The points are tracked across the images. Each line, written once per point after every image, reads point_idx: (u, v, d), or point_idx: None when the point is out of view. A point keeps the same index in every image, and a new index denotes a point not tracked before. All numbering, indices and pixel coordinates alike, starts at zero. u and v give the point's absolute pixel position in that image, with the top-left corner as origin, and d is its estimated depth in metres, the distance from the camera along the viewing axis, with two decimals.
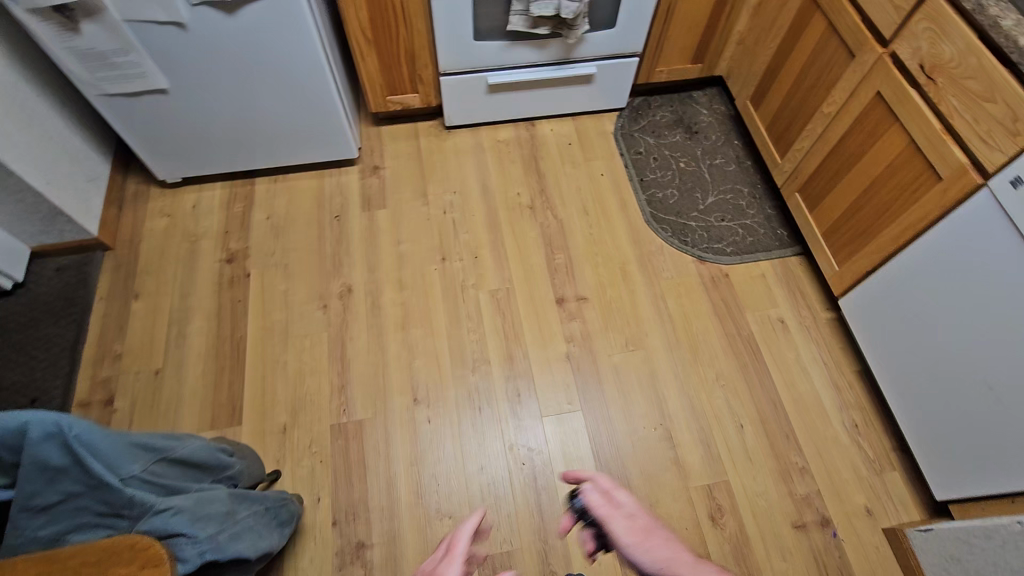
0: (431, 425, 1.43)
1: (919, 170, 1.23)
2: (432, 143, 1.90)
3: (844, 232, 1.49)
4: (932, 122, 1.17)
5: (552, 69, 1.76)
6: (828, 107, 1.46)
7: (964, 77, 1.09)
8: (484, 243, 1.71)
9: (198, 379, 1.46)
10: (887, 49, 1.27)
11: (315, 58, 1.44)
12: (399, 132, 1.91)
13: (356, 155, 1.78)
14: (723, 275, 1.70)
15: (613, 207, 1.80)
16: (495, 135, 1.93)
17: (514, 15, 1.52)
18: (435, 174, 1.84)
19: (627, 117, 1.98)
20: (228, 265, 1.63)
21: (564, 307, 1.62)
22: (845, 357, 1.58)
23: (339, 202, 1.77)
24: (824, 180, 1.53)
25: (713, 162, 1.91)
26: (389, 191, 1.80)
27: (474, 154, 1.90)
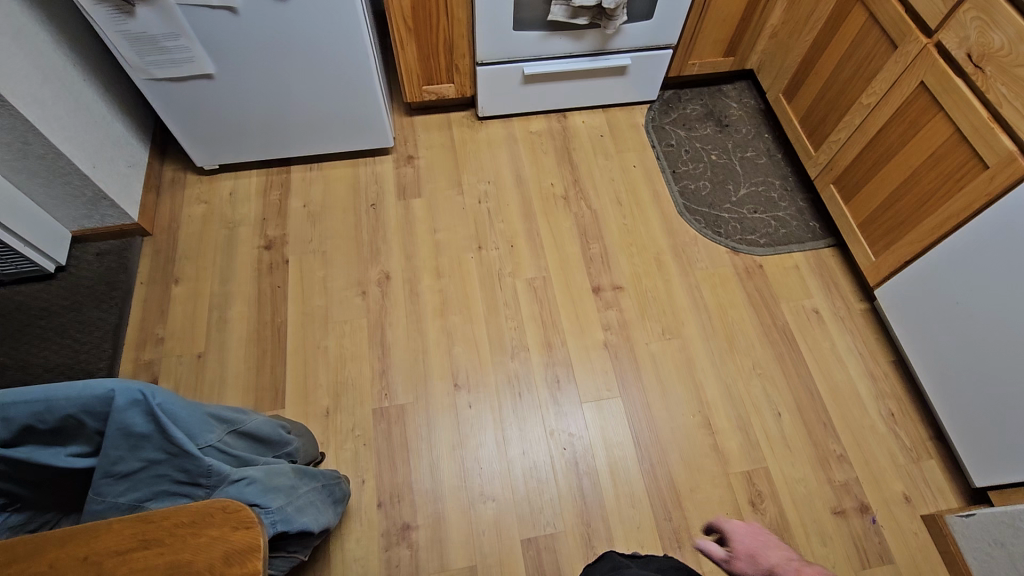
0: (472, 410, 1.44)
1: (964, 159, 1.24)
2: (465, 134, 1.92)
3: (882, 223, 1.50)
4: (979, 111, 1.19)
5: (588, 60, 1.77)
6: (866, 98, 1.48)
7: (1015, 65, 1.10)
8: (519, 232, 1.72)
9: (240, 363, 1.47)
10: (932, 40, 1.28)
11: (360, 45, 1.46)
12: (433, 122, 1.93)
13: (392, 143, 1.79)
14: (757, 265, 1.71)
15: (646, 198, 1.81)
16: (527, 127, 1.94)
17: (557, 5, 1.54)
18: (469, 164, 1.86)
19: (657, 110, 2.00)
20: (266, 252, 1.64)
21: (601, 296, 1.63)
22: (880, 347, 1.59)
23: (375, 190, 1.78)
24: (862, 171, 1.54)
25: (745, 154, 1.92)
26: (424, 181, 1.81)
27: (507, 145, 1.91)
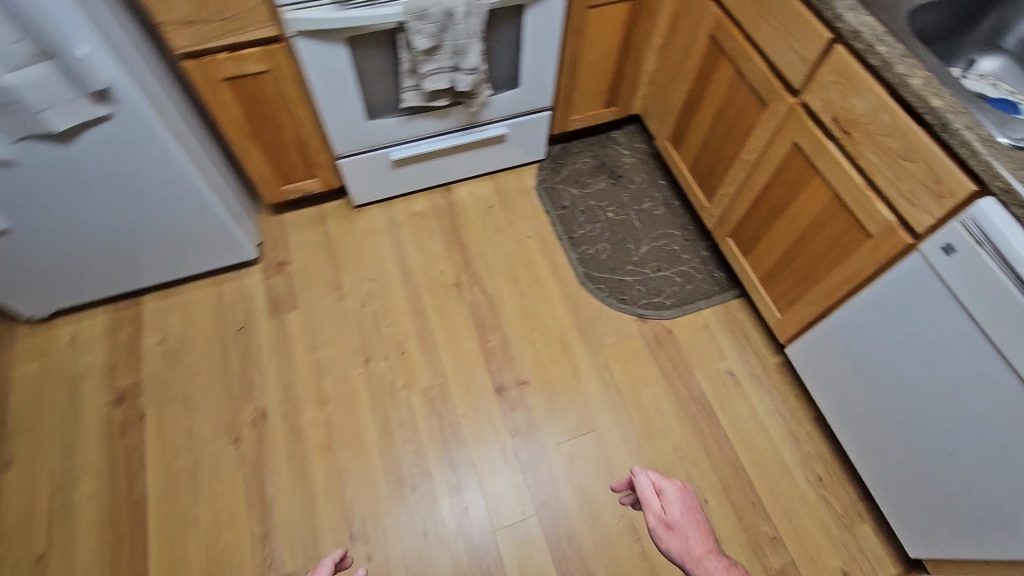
0: (372, 563, 1.28)
1: (847, 224, 1.15)
2: (341, 227, 1.74)
3: (781, 283, 1.41)
4: (854, 177, 1.10)
5: (459, 135, 1.63)
6: (747, 154, 1.39)
7: (881, 134, 1.01)
8: (410, 335, 1.57)
9: (91, 558, 1.27)
10: (798, 99, 1.20)
11: (183, 172, 1.26)
12: (304, 219, 1.75)
13: (255, 255, 1.60)
14: (667, 331, 1.61)
15: (544, 272, 1.69)
16: (410, 208, 1.79)
17: (406, 91, 1.39)
18: (348, 261, 1.69)
19: (547, 169, 1.88)
20: (118, 408, 1.43)
21: (505, 396, 1.49)
22: (801, 405, 1.51)
23: (242, 311, 1.59)
24: (754, 227, 1.45)
25: (643, 206, 1.82)
26: (298, 291, 1.63)
27: (389, 233, 1.75)
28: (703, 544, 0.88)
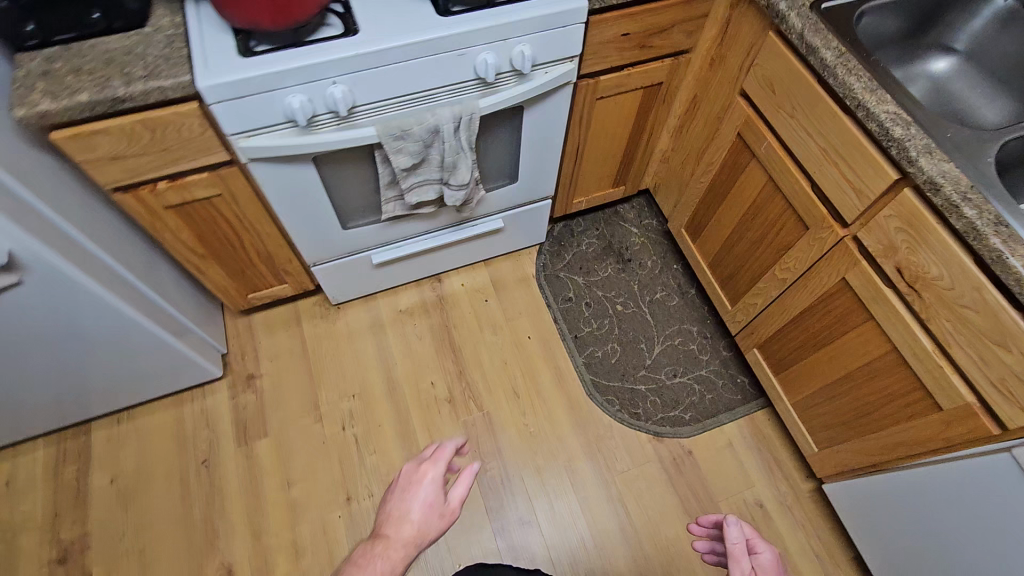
0: None
1: (910, 386, 0.98)
2: (319, 329, 1.56)
3: (819, 415, 1.24)
4: (922, 339, 0.92)
5: (450, 232, 1.43)
6: (781, 272, 1.21)
7: (962, 305, 0.83)
8: (398, 464, 1.39)
9: None
10: (849, 231, 1.01)
11: (126, 319, 1.07)
12: (276, 320, 1.56)
13: (219, 372, 1.42)
14: (686, 452, 1.43)
15: (547, 381, 1.51)
16: (395, 304, 1.60)
17: (388, 203, 1.19)
18: (327, 372, 1.50)
19: (548, 254, 1.69)
20: (60, 567, 1.25)
21: (505, 539, 1.32)
22: (837, 541, 1.35)
23: (206, 438, 1.41)
24: (787, 349, 1.28)
25: (655, 296, 1.64)
26: (270, 412, 1.45)
27: (372, 335, 1.56)
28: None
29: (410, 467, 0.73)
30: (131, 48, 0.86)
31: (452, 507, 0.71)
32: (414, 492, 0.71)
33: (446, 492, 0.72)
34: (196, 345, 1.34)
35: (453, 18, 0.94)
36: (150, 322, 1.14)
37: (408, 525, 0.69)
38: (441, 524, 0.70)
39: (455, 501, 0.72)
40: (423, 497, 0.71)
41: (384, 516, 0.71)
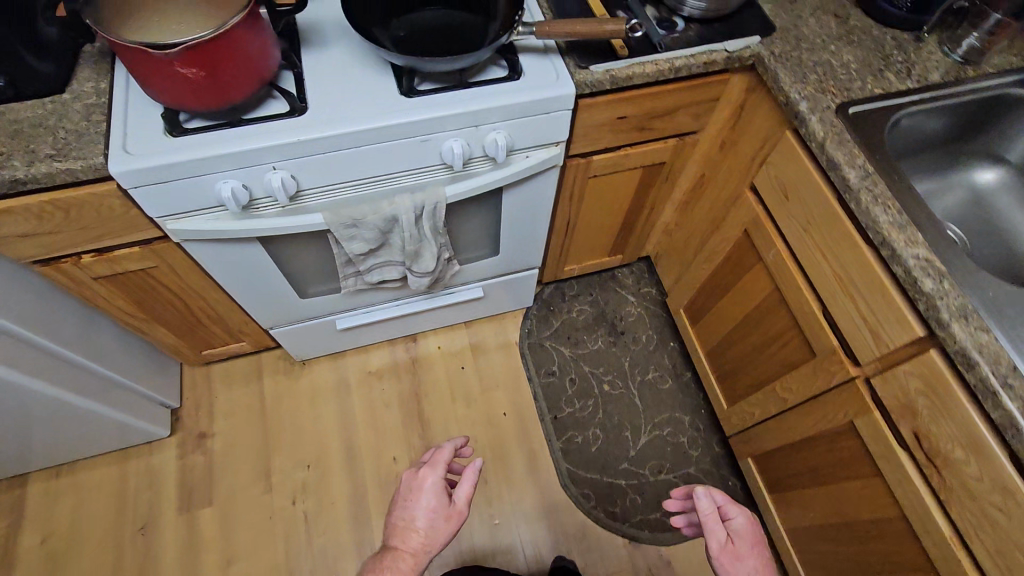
0: None
1: (918, 563, 0.84)
2: (281, 386, 1.46)
3: (813, 552, 1.10)
4: (938, 521, 0.78)
5: (423, 300, 1.32)
6: (781, 391, 1.06)
7: (993, 503, 0.69)
8: (347, 549, 1.29)
9: None
10: (862, 373, 0.86)
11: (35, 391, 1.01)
12: (236, 373, 1.46)
13: (163, 431, 1.34)
14: (664, 562, 1.30)
15: (519, 466, 1.39)
16: (365, 364, 1.49)
17: (347, 279, 1.08)
18: (284, 437, 1.40)
19: (535, 320, 1.56)
20: None
21: None
22: None
23: (147, 501, 1.32)
24: (782, 471, 1.13)
25: (647, 376, 1.50)
26: (219, 477, 1.35)
27: (337, 396, 1.46)
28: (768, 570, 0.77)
29: (409, 472, 0.81)
30: (43, 119, 0.76)
31: (457, 509, 0.79)
32: (417, 498, 0.78)
33: (448, 493, 0.80)
34: (125, 403, 1.22)
35: (418, 99, 0.81)
36: (48, 381, 1.02)
37: (415, 532, 0.77)
38: (447, 521, 0.78)
39: (460, 502, 0.79)
40: (426, 500, 0.78)
41: (392, 525, 0.78)
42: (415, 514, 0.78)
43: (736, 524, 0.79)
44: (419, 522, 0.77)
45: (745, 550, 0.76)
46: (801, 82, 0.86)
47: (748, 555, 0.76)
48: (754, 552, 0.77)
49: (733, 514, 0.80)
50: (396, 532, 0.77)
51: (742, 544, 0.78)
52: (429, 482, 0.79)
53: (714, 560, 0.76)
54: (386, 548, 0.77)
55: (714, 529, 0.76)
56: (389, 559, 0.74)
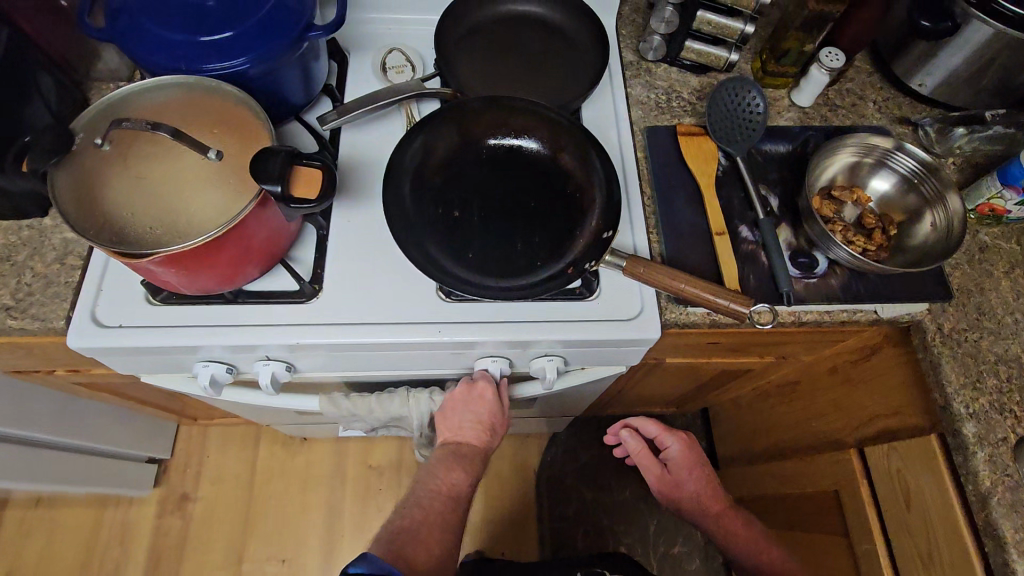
0: None
1: None
2: (274, 460, 1.35)
3: None
4: None
5: None
6: None
7: None
8: None
9: None
10: None
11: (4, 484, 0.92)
12: (234, 434, 1.36)
13: (141, 489, 1.26)
14: None
15: None
16: (366, 456, 1.36)
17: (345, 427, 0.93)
18: (264, 520, 1.30)
19: (560, 448, 1.38)
20: None
21: None
22: None
23: (115, 557, 1.26)
24: None
25: (671, 549, 1.30)
26: (190, 549, 1.27)
27: (330, 486, 1.34)
28: (715, 497, 0.93)
29: (462, 388, 0.70)
30: (11, 251, 0.63)
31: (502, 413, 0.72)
32: (482, 410, 0.70)
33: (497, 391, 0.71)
34: (100, 473, 1.14)
35: (459, 307, 0.63)
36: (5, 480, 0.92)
37: (472, 431, 0.72)
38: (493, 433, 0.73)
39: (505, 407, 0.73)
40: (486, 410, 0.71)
41: (454, 429, 0.72)
42: (481, 419, 0.71)
43: (670, 452, 0.92)
44: (479, 425, 0.71)
45: (679, 475, 0.92)
46: (972, 389, 0.63)
47: (684, 481, 0.93)
48: (687, 472, 0.92)
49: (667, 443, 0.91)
50: (459, 436, 0.72)
51: (675, 468, 0.92)
52: (491, 402, 0.70)
53: (658, 483, 0.94)
54: (449, 440, 0.73)
55: (647, 463, 0.92)
56: (465, 449, 0.73)
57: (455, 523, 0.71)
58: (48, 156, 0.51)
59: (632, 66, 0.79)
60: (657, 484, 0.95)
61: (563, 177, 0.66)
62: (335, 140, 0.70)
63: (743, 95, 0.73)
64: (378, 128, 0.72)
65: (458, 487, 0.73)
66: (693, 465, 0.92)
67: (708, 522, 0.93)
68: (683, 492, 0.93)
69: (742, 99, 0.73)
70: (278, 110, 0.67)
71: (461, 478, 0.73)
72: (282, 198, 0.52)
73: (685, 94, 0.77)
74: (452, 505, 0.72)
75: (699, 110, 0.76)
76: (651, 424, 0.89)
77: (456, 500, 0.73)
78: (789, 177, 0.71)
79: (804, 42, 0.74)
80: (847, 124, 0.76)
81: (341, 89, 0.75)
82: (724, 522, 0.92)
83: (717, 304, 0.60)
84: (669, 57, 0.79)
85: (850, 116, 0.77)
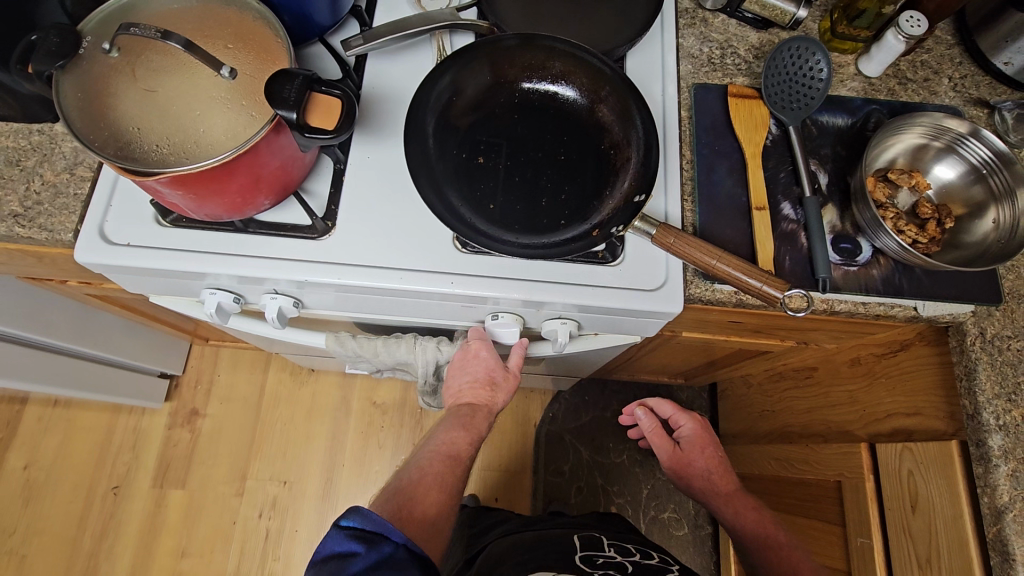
0: None
1: None
2: (282, 387, 1.37)
3: None
4: None
5: None
6: None
7: None
8: None
9: None
10: None
11: (17, 385, 0.95)
12: (244, 358, 1.39)
13: (153, 402, 1.30)
14: None
15: None
16: (371, 394, 1.38)
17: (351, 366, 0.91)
18: (269, 443, 1.33)
19: (564, 407, 1.39)
20: None
21: None
22: None
23: (126, 462, 1.31)
24: None
25: (662, 514, 1.32)
26: (196, 463, 1.31)
27: (334, 418, 1.36)
28: (726, 477, 0.92)
29: (460, 353, 0.70)
30: (20, 155, 0.61)
31: (509, 373, 0.71)
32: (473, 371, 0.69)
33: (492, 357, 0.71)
34: (114, 384, 1.16)
35: (474, 260, 0.60)
36: (16, 381, 0.94)
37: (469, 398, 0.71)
38: (496, 391, 0.71)
39: (513, 368, 0.71)
40: (482, 377, 0.70)
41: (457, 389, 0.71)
42: (473, 388, 0.70)
43: (684, 432, 0.95)
44: (479, 386, 0.70)
45: (691, 455, 0.94)
46: (1006, 401, 0.59)
47: (695, 460, 0.93)
48: (700, 452, 0.94)
49: (681, 423, 0.95)
50: (461, 400, 0.72)
51: (687, 448, 0.95)
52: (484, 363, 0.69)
53: (669, 463, 0.95)
54: (451, 406, 0.73)
55: (660, 443, 0.95)
56: (467, 409, 0.71)
57: (453, 486, 0.68)
58: (53, 60, 0.48)
59: (686, 14, 0.73)
60: (669, 466, 0.95)
61: (599, 132, 0.61)
62: (359, 69, 0.66)
63: (806, 57, 0.66)
64: (406, 59, 0.67)
65: (458, 446, 0.70)
66: (706, 446, 0.94)
67: (718, 503, 0.90)
68: (695, 472, 0.93)
69: (802, 62, 0.65)
70: (301, 31, 0.63)
71: (462, 438, 0.70)
72: (297, 125, 0.49)
73: (741, 51, 0.71)
74: (452, 466, 0.69)
75: (754, 70, 0.70)
76: (665, 402, 0.95)
77: (456, 461, 0.70)
78: (844, 153, 0.66)
79: (882, 4, 0.65)
80: (915, 100, 0.70)
81: (370, 13, 0.69)
82: (735, 505, 0.88)
83: (750, 285, 0.56)
84: (729, 8, 0.72)
85: (920, 92, 0.70)
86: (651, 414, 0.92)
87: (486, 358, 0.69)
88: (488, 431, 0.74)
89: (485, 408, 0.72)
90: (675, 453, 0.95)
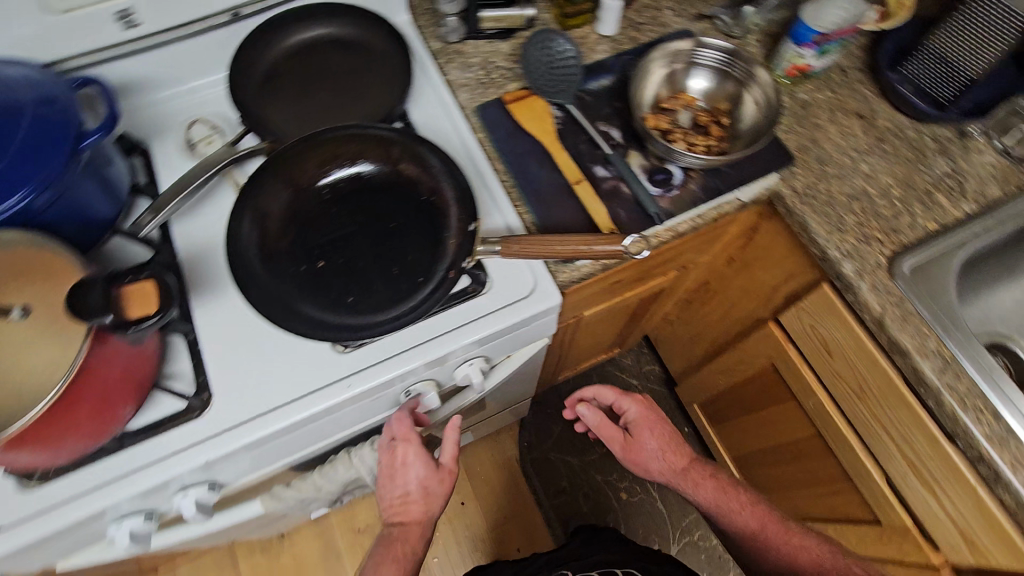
0: None
1: None
2: (259, 568, 1.27)
3: None
4: None
5: None
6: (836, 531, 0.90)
7: None
8: None
9: None
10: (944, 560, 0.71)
11: None
12: (205, 562, 1.27)
13: None
14: None
15: None
16: (351, 521, 1.31)
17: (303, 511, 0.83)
18: None
19: (534, 430, 1.39)
20: None
21: None
22: None
23: None
24: None
25: None
26: None
27: (327, 567, 1.27)
28: (681, 454, 0.82)
29: (386, 454, 0.65)
30: None
31: (445, 468, 0.68)
32: (403, 476, 0.65)
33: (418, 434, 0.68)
34: None
35: (362, 353, 0.60)
36: None
37: (415, 501, 0.65)
38: (431, 499, 0.66)
39: (447, 463, 0.68)
40: (409, 479, 0.65)
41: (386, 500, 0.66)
42: (402, 497, 0.65)
43: (630, 416, 0.85)
44: (414, 492, 0.65)
45: (640, 439, 0.83)
46: (838, 233, 0.68)
47: (647, 445, 0.83)
48: (650, 434, 0.83)
49: (626, 407, 0.85)
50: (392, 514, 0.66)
51: (636, 432, 0.84)
52: (412, 458, 0.64)
53: (621, 454, 0.85)
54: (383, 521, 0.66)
55: (607, 434, 0.85)
56: (401, 527, 0.65)
57: None
58: None
59: (441, 53, 0.79)
60: (622, 456, 0.85)
61: (413, 185, 0.64)
62: (166, 239, 0.64)
63: (553, 45, 0.74)
64: (208, 207, 0.67)
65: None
66: (654, 425, 0.84)
67: (678, 483, 0.81)
68: (649, 458, 0.83)
69: (550, 50, 0.74)
70: (87, 234, 0.61)
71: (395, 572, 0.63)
72: (119, 325, 0.48)
73: (501, 63, 0.78)
74: None
75: (519, 73, 0.77)
76: (605, 389, 0.85)
77: None
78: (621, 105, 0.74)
79: None
80: (653, 39, 0.80)
81: (153, 183, 0.68)
82: (694, 481, 0.80)
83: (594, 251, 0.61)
84: (472, 33, 0.79)
85: (654, 30, 0.81)
86: (592, 409, 0.82)
87: (415, 449, 0.64)
88: (426, 553, 0.67)
89: (417, 525, 0.66)
90: (626, 440, 0.84)
